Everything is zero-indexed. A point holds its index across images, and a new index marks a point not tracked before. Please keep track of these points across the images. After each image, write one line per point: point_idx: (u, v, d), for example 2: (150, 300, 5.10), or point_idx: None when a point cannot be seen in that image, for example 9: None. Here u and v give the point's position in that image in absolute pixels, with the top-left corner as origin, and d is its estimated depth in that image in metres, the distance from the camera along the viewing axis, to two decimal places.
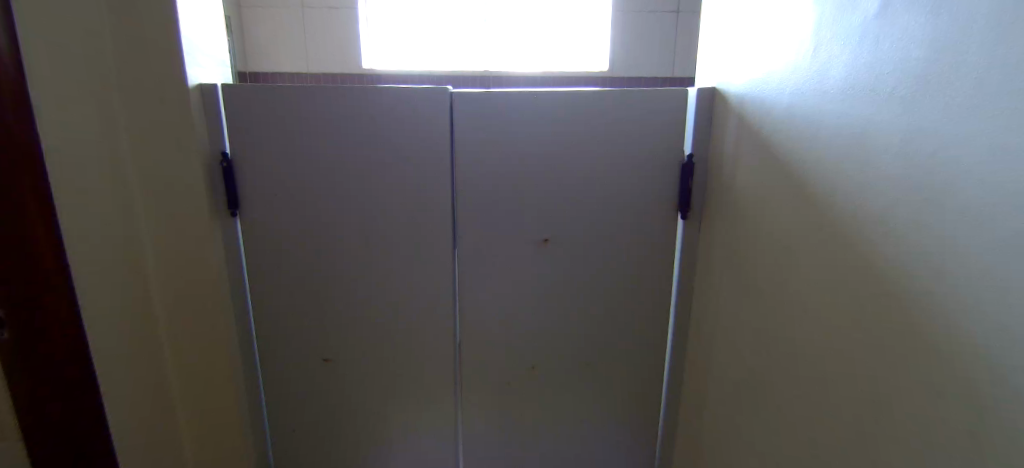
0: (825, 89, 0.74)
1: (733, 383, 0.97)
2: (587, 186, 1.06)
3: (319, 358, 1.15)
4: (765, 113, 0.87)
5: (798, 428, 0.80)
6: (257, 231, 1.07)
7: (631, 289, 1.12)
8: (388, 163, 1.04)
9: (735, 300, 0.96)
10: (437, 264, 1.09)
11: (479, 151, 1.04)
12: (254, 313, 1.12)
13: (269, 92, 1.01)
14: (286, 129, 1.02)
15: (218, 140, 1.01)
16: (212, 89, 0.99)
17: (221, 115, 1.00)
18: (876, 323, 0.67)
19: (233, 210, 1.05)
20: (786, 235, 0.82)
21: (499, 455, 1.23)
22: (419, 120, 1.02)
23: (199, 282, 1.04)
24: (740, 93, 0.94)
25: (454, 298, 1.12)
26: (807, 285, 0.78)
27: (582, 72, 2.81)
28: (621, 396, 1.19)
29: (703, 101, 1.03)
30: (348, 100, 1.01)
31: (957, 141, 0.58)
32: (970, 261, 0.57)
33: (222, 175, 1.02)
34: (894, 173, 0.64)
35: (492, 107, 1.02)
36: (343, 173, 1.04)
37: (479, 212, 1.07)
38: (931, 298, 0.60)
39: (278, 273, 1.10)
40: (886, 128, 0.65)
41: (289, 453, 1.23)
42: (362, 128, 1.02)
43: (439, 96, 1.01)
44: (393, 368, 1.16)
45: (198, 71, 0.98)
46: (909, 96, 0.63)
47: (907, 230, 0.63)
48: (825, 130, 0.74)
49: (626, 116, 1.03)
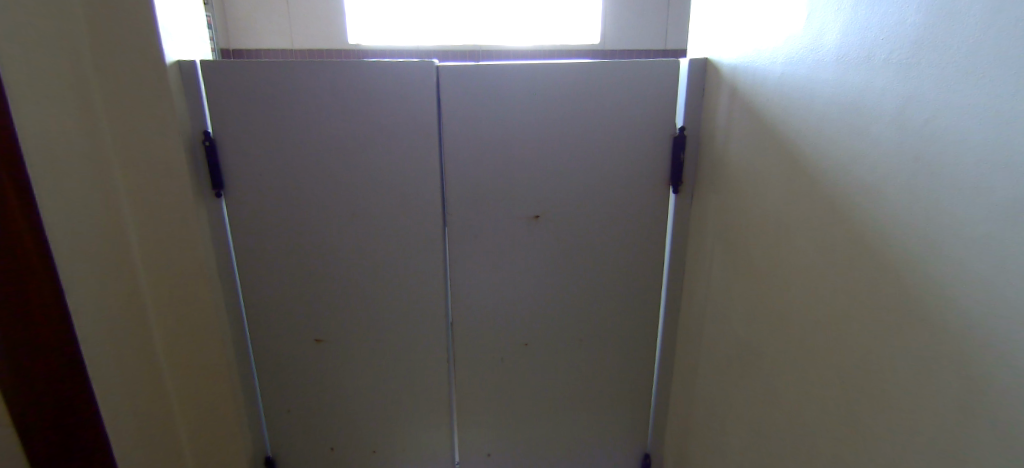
0: (820, 58, 0.73)
1: (725, 356, 0.98)
2: (577, 161, 1.04)
3: (311, 339, 1.15)
4: (758, 84, 0.86)
5: (791, 400, 0.80)
6: (244, 211, 1.06)
7: (623, 264, 1.12)
8: (375, 139, 1.02)
9: (728, 274, 0.96)
10: (428, 243, 1.08)
11: (468, 126, 1.02)
12: (244, 295, 1.12)
13: (250, 68, 0.98)
14: (268, 108, 1.00)
15: (199, 119, 0.99)
16: (190, 66, 0.97)
17: (202, 93, 0.99)
18: (868, 296, 0.67)
19: (218, 192, 1.03)
20: (778, 209, 0.82)
21: (494, 432, 1.24)
22: (405, 95, 0.99)
23: (186, 265, 1.03)
24: (732, 66, 0.93)
25: (445, 276, 1.11)
26: (800, 259, 0.77)
27: (572, 45, 2.76)
28: (614, 371, 1.20)
29: (695, 72, 1.01)
30: (331, 75, 0.98)
31: (952, 108, 0.57)
32: (966, 230, 0.56)
33: (205, 155, 1.01)
34: (889, 143, 0.63)
35: (480, 80, 0.99)
36: (329, 150, 1.02)
37: (469, 189, 1.05)
38: (922, 270, 0.60)
39: (267, 254, 1.09)
40: (882, 96, 0.64)
41: (284, 434, 1.23)
42: (347, 104, 1.00)
43: (425, 70, 0.98)
44: (386, 348, 1.16)
45: (175, 47, 0.95)
46: (905, 63, 0.61)
47: (902, 200, 0.62)
48: (819, 101, 0.73)
49: (618, 89, 1.01)
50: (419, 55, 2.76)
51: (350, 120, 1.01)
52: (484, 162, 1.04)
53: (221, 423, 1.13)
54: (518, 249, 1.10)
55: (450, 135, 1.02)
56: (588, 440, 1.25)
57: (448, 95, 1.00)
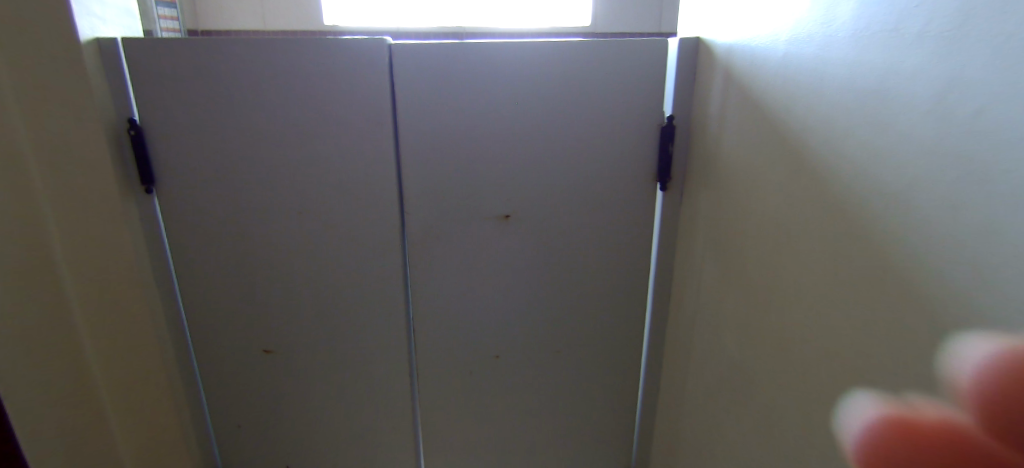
0: (834, 34, 0.60)
1: (716, 374, 0.87)
2: (552, 155, 0.93)
3: (259, 349, 1.04)
4: (760, 67, 0.74)
5: (792, 436, 0.69)
6: (178, 209, 0.94)
7: (603, 269, 1.01)
8: (325, 130, 0.90)
9: (722, 284, 0.85)
10: (387, 245, 0.97)
11: (426, 115, 0.90)
12: (184, 301, 1.01)
13: (177, 48, 0.86)
14: (200, 93, 0.88)
15: (124, 105, 0.88)
16: (110, 44, 0.85)
17: (126, 75, 0.87)
18: (887, 324, 0.55)
19: (148, 187, 0.92)
20: (782, 213, 0.70)
21: (463, 449, 1.14)
22: (355, 79, 0.88)
23: (113, 269, 0.92)
24: (729, 46, 0.81)
25: (406, 281, 1.00)
26: (806, 273, 0.66)
27: (564, 29, 2.62)
28: (595, 384, 1.09)
29: (686, 53, 0.89)
30: (271, 56, 0.86)
31: (999, 94, 0.45)
32: (1011, 251, 0.45)
33: (132, 147, 0.89)
34: (918, 136, 0.51)
35: (438, 62, 0.88)
36: (274, 141, 0.91)
37: (430, 186, 0.94)
38: (953, 296, 0.49)
39: (207, 257, 0.98)
40: (909, 79, 0.52)
41: (234, 450, 1.13)
42: (289, 90, 0.88)
43: (376, 49, 0.86)
44: (343, 360, 1.05)
45: (93, 22, 0.83)
46: (940, 37, 0.49)
47: (933, 210, 0.50)
48: (832, 85, 0.61)
49: (597, 75, 0.89)
50: (402, 37, 2.62)
51: (293, 107, 0.89)
52: (448, 155, 0.93)
53: (161, 440, 1.03)
54: (487, 253, 0.99)
55: (405, 125, 0.91)
56: (567, 457, 1.16)
57: (401, 79, 0.88)
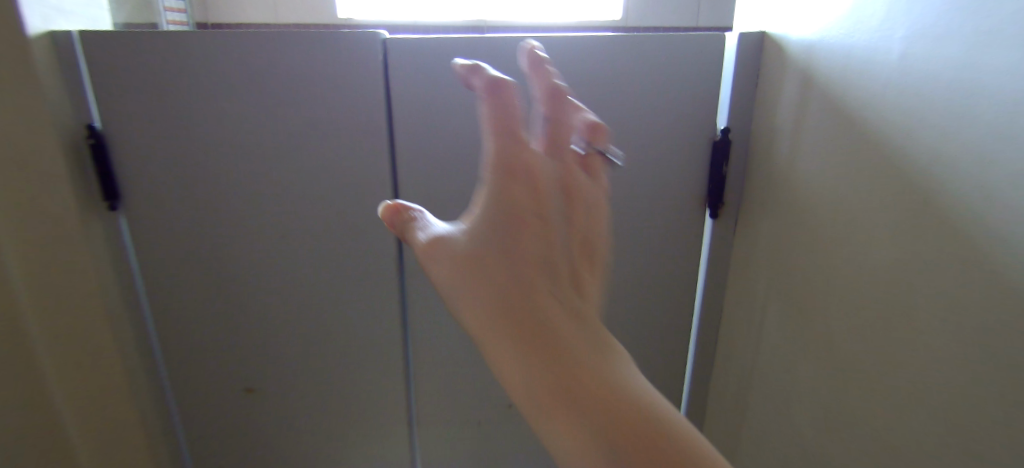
0: (995, 30, 0.46)
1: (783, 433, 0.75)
2: None
3: (242, 385, 0.93)
4: (857, 70, 0.59)
5: None
6: (149, 229, 0.83)
7: (630, 305, 0.89)
8: (316, 142, 0.80)
9: (794, 327, 0.72)
10: (383, 270, 0.88)
11: (424, 122, 0.79)
12: (158, 332, 0.89)
13: (144, 44, 0.74)
14: (173, 96, 0.76)
15: (83, 110, 0.76)
16: (67, 38, 0.73)
17: (84, 74, 0.75)
18: None
19: (112, 204, 0.80)
20: (894, 254, 0.56)
21: None
22: (346, 82, 0.77)
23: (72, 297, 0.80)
24: (808, 42, 0.66)
25: (404, 308, 0.91)
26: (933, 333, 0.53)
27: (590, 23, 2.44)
28: None
29: (746, 51, 0.74)
30: (250, 53, 0.75)
31: None
32: None
33: (93, 158, 0.78)
34: None
35: (439, 63, 0.77)
36: (260, 153, 0.81)
37: (431, 203, 0.84)
38: None
39: (183, 282, 0.86)
40: None
41: None
42: (271, 93, 0.77)
43: (369, 45, 0.75)
44: (335, 397, 0.95)
45: (45, 13, 0.72)
46: None
47: None
48: (987, 99, 0.47)
49: (632, 79, 0.76)
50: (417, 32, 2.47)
51: (281, 115, 0.78)
52: (454, 171, 0.82)
53: None
54: None
55: (406, 138, 0.80)
56: None
57: (404, 84, 0.77)
